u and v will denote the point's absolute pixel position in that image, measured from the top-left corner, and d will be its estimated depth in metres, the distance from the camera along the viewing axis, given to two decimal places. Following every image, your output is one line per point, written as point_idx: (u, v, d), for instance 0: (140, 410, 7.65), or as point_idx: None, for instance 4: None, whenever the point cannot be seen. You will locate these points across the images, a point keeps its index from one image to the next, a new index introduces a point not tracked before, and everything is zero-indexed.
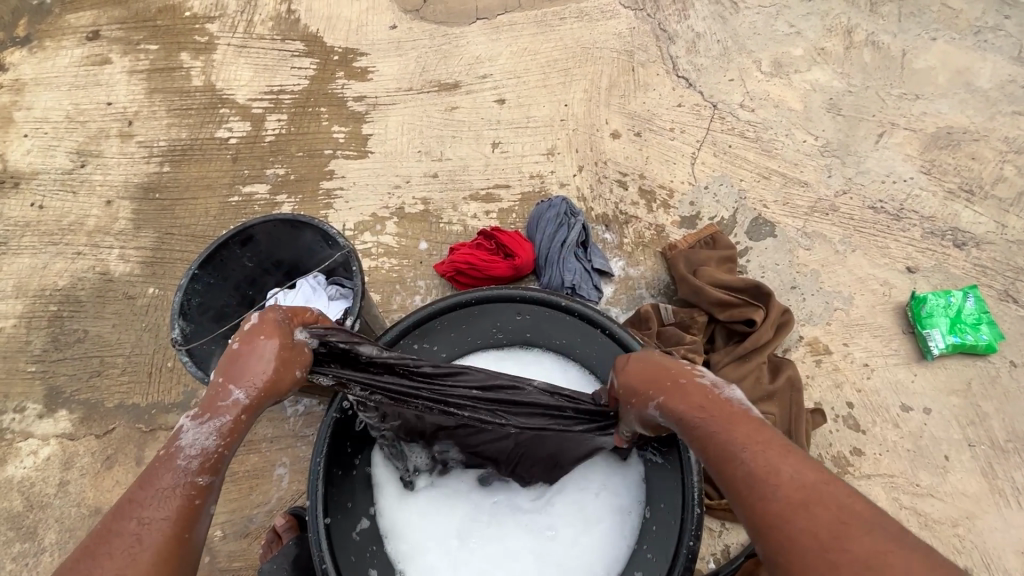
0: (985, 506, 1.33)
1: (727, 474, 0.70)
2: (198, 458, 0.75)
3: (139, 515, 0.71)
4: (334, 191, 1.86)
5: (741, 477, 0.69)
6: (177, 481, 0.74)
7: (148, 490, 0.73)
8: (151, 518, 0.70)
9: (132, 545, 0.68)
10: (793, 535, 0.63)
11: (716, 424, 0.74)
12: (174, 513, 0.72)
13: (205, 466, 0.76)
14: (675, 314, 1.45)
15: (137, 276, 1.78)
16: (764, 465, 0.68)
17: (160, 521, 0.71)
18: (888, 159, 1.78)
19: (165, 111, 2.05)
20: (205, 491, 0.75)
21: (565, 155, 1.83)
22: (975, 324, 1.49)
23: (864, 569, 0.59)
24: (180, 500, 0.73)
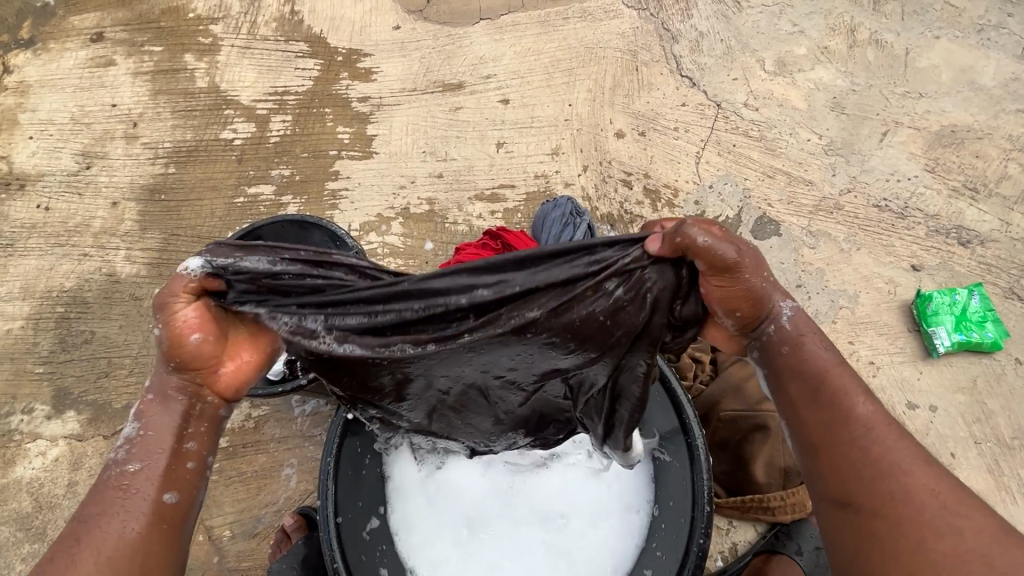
0: (992, 503, 1.34)
1: (853, 409, 0.75)
2: (131, 454, 0.77)
3: (88, 525, 0.73)
4: (339, 192, 1.87)
5: (866, 417, 0.74)
6: (115, 482, 0.75)
7: (95, 500, 0.75)
8: (101, 524, 0.72)
9: (71, 543, 0.71)
10: (911, 483, 0.69)
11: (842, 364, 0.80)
12: (104, 507, 0.73)
13: (139, 456, 0.77)
14: None
15: (144, 278, 1.79)
16: (887, 419, 0.75)
17: (99, 516, 0.73)
18: (892, 157, 1.78)
19: (169, 112, 2.05)
20: (130, 481, 0.75)
21: (569, 154, 1.84)
22: (980, 322, 1.49)
23: (976, 533, 0.65)
24: (112, 493, 0.74)
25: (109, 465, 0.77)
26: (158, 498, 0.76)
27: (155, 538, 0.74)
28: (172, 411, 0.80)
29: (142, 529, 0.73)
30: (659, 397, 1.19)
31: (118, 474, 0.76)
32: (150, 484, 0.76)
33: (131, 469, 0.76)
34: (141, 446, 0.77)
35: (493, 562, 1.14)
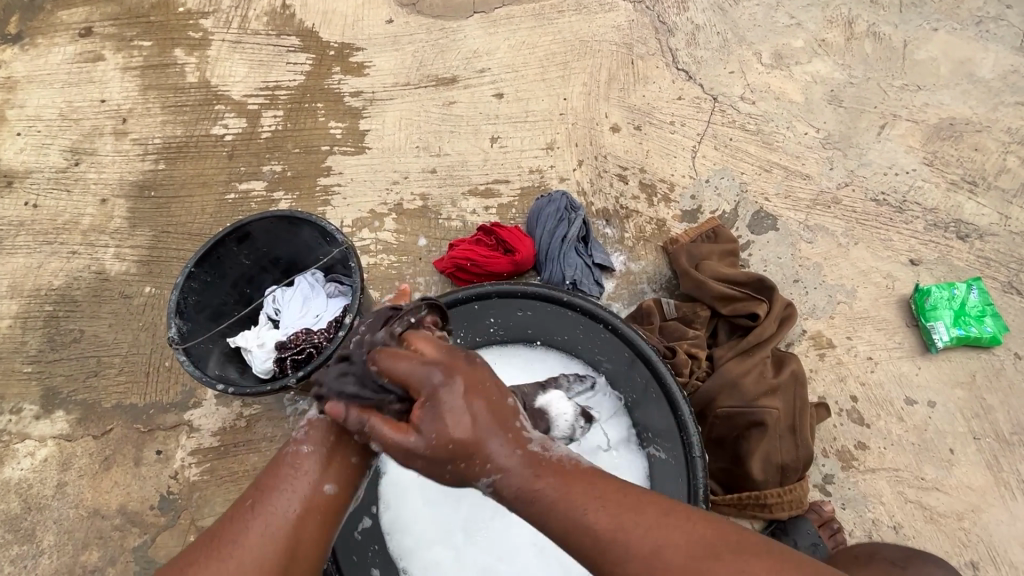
0: (991, 499, 1.32)
1: (593, 545, 0.68)
2: (306, 438, 0.82)
3: (252, 496, 0.78)
4: (331, 188, 1.85)
5: (609, 548, 0.67)
6: (289, 461, 0.80)
7: (265, 473, 0.80)
8: (269, 498, 0.77)
9: (247, 537, 0.73)
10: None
11: (536, 495, 0.71)
12: (287, 497, 0.77)
13: (313, 440, 0.82)
14: (677, 309, 1.43)
15: (133, 276, 1.76)
16: (617, 527, 0.68)
17: (276, 504, 0.76)
18: (890, 151, 1.76)
19: (159, 108, 2.02)
20: (307, 471, 0.79)
21: (564, 149, 1.82)
22: (978, 317, 1.48)
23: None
24: (290, 483, 0.78)
25: (289, 443, 0.83)
26: (319, 487, 0.78)
27: (307, 525, 0.76)
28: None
29: (297, 513, 0.76)
30: (654, 394, 1.18)
31: (294, 452, 0.80)
32: (313, 471, 0.79)
33: (304, 453, 0.81)
34: (315, 431, 0.83)
35: (485, 564, 1.12)
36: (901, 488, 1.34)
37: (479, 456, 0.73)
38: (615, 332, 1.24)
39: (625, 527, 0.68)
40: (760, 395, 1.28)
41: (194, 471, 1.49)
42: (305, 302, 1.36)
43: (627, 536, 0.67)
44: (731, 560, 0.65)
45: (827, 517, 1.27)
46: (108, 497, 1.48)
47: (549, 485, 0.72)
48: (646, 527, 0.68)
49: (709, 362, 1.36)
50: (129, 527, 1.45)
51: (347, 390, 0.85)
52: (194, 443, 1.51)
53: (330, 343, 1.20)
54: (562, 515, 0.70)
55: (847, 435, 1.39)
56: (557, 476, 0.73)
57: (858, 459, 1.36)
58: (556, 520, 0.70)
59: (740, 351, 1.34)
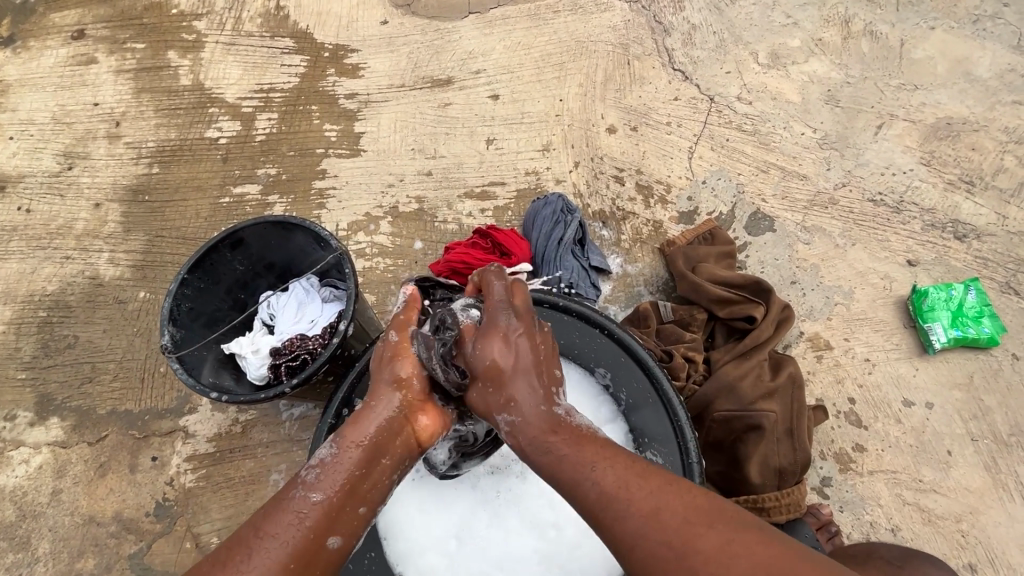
0: (989, 501, 1.32)
1: (603, 494, 0.74)
2: (318, 482, 0.79)
3: (252, 536, 0.74)
4: (326, 191, 1.84)
5: (613, 497, 0.74)
6: (296, 506, 0.76)
7: (268, 512, 0.76)
8: (268, 544, 0.72)
9: None
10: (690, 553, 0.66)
11: (563, 448, 0.80)
12: (292, 547, 0.73)
13: (324, 486, 0.79)
14: (674, 312, 1.42)
15: (128, 280, 1.75)
16: (620, 485, 0.74)
17: (279, 553, 0.72)
18: (887, 151, 1.76)
19: (153, 111, 2.01)
20: (315, 524, 0.76)
21: (560, 151, 1.81)
22: (976, 317, 1.47)
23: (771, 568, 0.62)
24: (296, 533, 0.74)
25: (299, 483, 0.79)
26: (323, 537, 0.76)
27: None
28: (361, 443, 0.83)
29: (295, 565, 0.72)
30: (651, 398, 1.18)
31: (303, 496, 0.77)
32: (318, 520, 0.76)
33: (313, 498, 0.77)
34: (327, 474, 0.80)
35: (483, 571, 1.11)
36: (899, 490, 1.33)
37: (507, 394, 0.85)
38: (612, 336, 1.24)
39: (628, 488, 0.74)
40: (758, 398, 1.27)
41: (189, 478, 1.48)
42: (299, 307, 1.34)
43: (629, 498, 0.73)
44: (720, 531, 0.67)
45: (825, 520, 1.25)
46: (103, 504, 1.48)
47: (560, 442, 0.80)
48: (648, 488, 0.73)
49: (706, 366, 1.36)
50: (125, 534, 1.44)
51: (374, 422, 0.85)
52: (190, 450, 1.50)
53: (325, 349, 1.20)
54: (571, 472, 0.78)
55: (845, 437, 1.38)
56: (571, 436, 0.81)
57: (856, 461, 1.36)
58: (564, 477, 0.78)
59: (736, 354, 1.34)
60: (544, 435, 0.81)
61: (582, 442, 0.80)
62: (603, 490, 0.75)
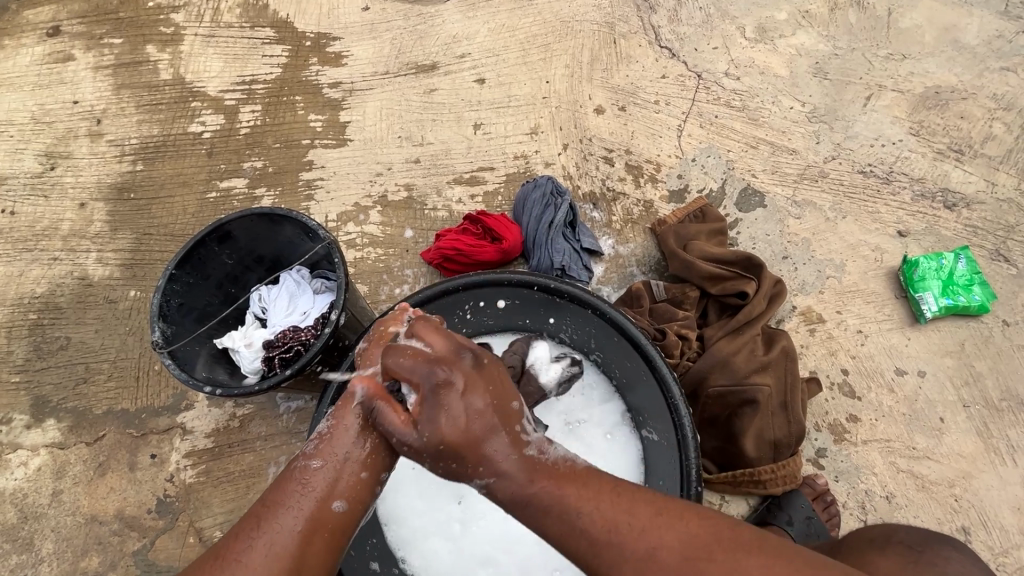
0: (981, 466, 1.34)
1: (570, 543, 0.71)
2: (317, 451, 0.79)
3: (263, 510, 0.75)
4: (314, 182, 1.82)
5: (585, 543, 0.70)
6: (297, 476, 0.77)
7: (271, 487, 0.77)
8: (278, 515, 0.74)
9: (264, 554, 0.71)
10: None
11: (550, 496, 0.73)
12: (302, 515, 0.74)
13: (324, 453, 0.78)
14: (667, 291, 1.41)
15: (117, 279, 1.74)
16: (606, 525, 0.70)
17: (290, 522, 0.73)
18: (876, 122, 1.75)
19: (134, 107, 1.98)
20: (321, 491, 0.76)
21: (548, 133, 1.79)
22: (966, 285, 1.48)
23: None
24: (304, 502, 0.75)
25: (300, 455, 0.80)
26: (328, 504, 0.75)
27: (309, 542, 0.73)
28: (359, 410, 0.80)
29: (305, 530, 0.73)
30: (646, 377, 1.18)
31: (303, 465, 0.77)
32: (320, 489, 0.76)
33: (314, 466, 0.78)
34: (326, 444, 0.79)
35: (485, 552, 1.12)
36: (893, 458, 1.35)
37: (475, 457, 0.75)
38: (606, 318, 1.23)
39: (620, 527, 0.70)
40: (753, 372, 1.27)
41: (189, 473, 1.48)
42: (291, 300, 1.35)
43: (623, 536, 0.69)
44: (721, 561, 0.66)
45: (821, 490, 1.28)
46: (104, 503, 1.48)
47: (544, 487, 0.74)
48: (640, 529, 0.70)
49: (700, 343, 1.34)
50: (127, 532, 1.44)
51: (372, 388, 0.81)
52: (188, 446, 1.50)
53: (317, 339, 1.19)
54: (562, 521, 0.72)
55: (839, 408, 1.40)
56: (549, 477, 0.75)
57: (850, 431, 1.37)
58: (552, 525, 0.72)
59: (730, 330, 1.32)
60: (528, 482, 0.74)
61: (561, 480, 0.75)
62: (594, 535, 0.70)
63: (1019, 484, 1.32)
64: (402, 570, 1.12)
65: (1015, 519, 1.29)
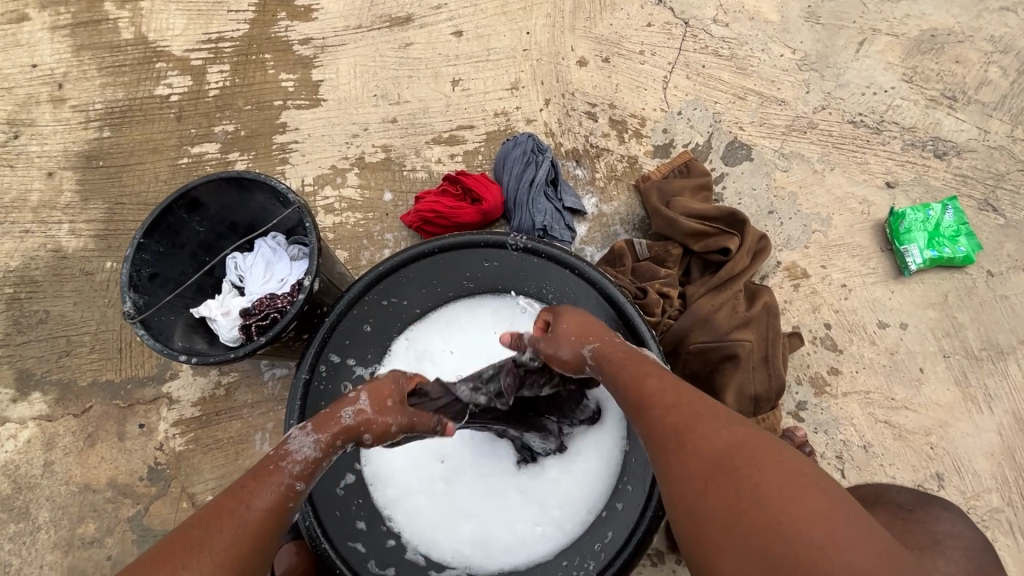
0: (959, 414, 1.35)
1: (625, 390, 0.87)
2: (302, 469, 0.86)
3: (234, 505, 0.78)
4: (288, 145, 1.76)
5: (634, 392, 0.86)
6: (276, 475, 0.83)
7: (247, 482, 0.82)
8: (252, 511, 0.78)
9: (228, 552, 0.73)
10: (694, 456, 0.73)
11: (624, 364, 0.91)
12: (274, 515, 0.80)
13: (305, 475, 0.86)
14: (649, 249, 1.38)
15: (92, 251, 1.70)
16: (654, 385, 0.85)
17: (261, 525, 0.78)
18: (869, 69, 1.69)
19: (96, 70, 1.88)
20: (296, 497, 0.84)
21: (529, 88, 1.72)
22: (952, 237, 1.46)
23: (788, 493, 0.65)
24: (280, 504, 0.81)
25: (283, 462, 0.85)
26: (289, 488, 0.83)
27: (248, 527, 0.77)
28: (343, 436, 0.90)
29: (271, 532, 0.79)
30: (624, 334, 1.18)
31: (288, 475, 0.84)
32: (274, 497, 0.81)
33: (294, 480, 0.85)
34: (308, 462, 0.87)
35: (468, 510, 1.14)
36: (872, 409, 1.36)
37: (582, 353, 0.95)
38: (582, 276, 1.21)
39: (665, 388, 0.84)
40: (734, 329, 1.27)
41: (179, 441, 1.50)
42: (267, 267, 1.33)
43: (663, 393, 0.84)
44: (727, 427, 0.75)
45: (800, 442, 1.30)
46: (96, 472, 1.49)
47: (625, 363, 0.90)
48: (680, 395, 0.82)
49: (682, 301, 1.33)
50: (121, 499, 1.47)
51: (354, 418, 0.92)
52: (176, 415, 1.51)
53: (292, 306, 1.17)
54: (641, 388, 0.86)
55: (820, 361, 1.40)
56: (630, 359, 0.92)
57: (830, 384, 1.38)
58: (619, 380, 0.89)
59: (712, 288, 1.30)
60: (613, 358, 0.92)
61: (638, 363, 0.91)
62: (643, 387, 0.85)
63: (994, 431, 1.34)
64: (389, 528, 1.14)
65: (988, 465, 1.32)
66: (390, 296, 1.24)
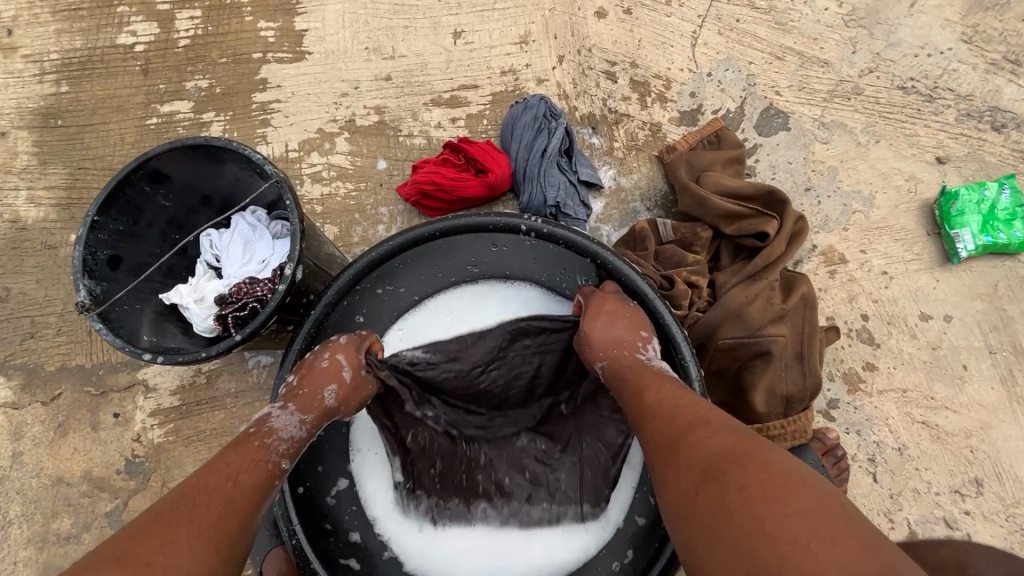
0: (1002, 416, 1.25)
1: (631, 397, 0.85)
2: (287, 452, 0.83)
3: (218, 482, 0.74)
4: (269, 104, 1.57)
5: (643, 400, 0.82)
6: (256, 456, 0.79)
7: (229, 456, 0.78)
8: (231, 484, 0.74)
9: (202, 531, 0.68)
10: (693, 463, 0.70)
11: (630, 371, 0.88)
12: (261, 489, 0.77)
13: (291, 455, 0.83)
14: (675, 231, 1.24)
15: (54, 222, 1.54)
16: (663, 394, 0.82)
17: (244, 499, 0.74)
18: (924, 26, 1.50)
19: (48, 13, 1.66)
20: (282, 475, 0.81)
21: (541, 42, 1.53)
22: (1008, 220, 1.31)
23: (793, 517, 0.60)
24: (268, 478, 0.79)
25: (265, 436, 0.82)
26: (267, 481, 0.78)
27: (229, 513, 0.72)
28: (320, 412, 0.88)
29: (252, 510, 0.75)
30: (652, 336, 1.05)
31: (272, 452, 0.81)
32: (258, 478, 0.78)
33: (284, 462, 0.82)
34: (295, 444, 0.84)
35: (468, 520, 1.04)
36: (909, 409, 1.25)
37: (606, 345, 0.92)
38: (604, 267, 1.07)
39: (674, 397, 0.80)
40: (769, 323, 1.14)
41: (157, 433, 1.38)
42: (245, 247, 1.18)
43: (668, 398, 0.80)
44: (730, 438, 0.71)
45: (832, 445, 1.20)
46: (70, 464, 1.39)
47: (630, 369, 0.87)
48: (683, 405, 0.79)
49: (711, 290, 1.19)
50: (98, 493, 1.37)
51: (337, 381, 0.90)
52: (153, 404, 1.39)
53: (272, 295, 1.02)
54: (635, 400, 0.83)
55: (855, 356, 1.29)
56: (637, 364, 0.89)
57: (865, 381, 1.27)
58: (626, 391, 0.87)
59: (745, 276, 1.16)
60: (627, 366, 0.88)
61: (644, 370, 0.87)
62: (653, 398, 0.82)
63: None
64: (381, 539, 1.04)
65: None
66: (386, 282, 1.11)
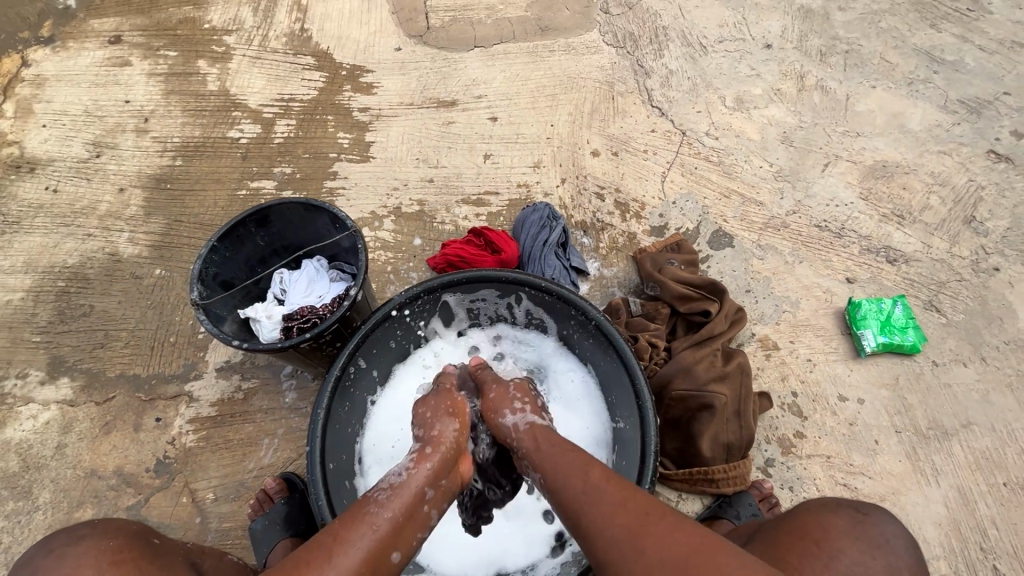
0: (908, 484, 1.49)
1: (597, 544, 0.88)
2: (387, 501, 0.99)
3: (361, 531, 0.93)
4: (336, 190, 2.03)
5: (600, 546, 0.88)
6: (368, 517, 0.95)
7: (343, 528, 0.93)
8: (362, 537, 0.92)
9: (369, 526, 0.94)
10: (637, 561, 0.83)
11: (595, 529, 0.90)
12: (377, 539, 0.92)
13: (391, 505, 0.98)
14: (642, 307, 1.61)
15: (145, 258, 1.89)
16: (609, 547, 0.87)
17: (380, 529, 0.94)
18: (832, 186, 2.02)
19: (180, 111, 2.22)
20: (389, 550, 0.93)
21: (549, 168, 2.04)
22: (902, 328, 1.68)
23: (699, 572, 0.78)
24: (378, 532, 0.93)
25: (373, 500, 0.99)
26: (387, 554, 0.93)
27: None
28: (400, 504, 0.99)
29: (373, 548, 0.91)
30: (619, 369, 1.30)
31: (375, 512, 0.96)
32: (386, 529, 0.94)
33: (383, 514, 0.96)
34: (394, 497, 1.00)
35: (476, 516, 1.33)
36: (832, 472, 1.51)
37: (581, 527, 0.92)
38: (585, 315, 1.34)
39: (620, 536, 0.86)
40: (711, 380, 1.44)
41: (191, 438, 1.58)
42: (310, 283, 1.50)
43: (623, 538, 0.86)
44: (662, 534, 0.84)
45: (767, 492, 1.43)
46: (105, 460, 1.56)
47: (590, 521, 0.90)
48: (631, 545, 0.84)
49: (667, 353, 1.53)
50: (124, 488, 1.53)
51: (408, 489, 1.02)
52: (193, 412, 1.61)
53: (335, 313, 1.34)
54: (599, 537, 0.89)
55: (788, 424, 1.56)
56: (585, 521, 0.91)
57: (796, 445, 1.53)
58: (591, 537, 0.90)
59: (694, 342, 1.52)
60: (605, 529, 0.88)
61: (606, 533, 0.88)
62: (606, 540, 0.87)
63: (941, 503, 1.47)
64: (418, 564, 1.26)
65: (937, 533, 1.43)
66: (424, 312, 1.41)
